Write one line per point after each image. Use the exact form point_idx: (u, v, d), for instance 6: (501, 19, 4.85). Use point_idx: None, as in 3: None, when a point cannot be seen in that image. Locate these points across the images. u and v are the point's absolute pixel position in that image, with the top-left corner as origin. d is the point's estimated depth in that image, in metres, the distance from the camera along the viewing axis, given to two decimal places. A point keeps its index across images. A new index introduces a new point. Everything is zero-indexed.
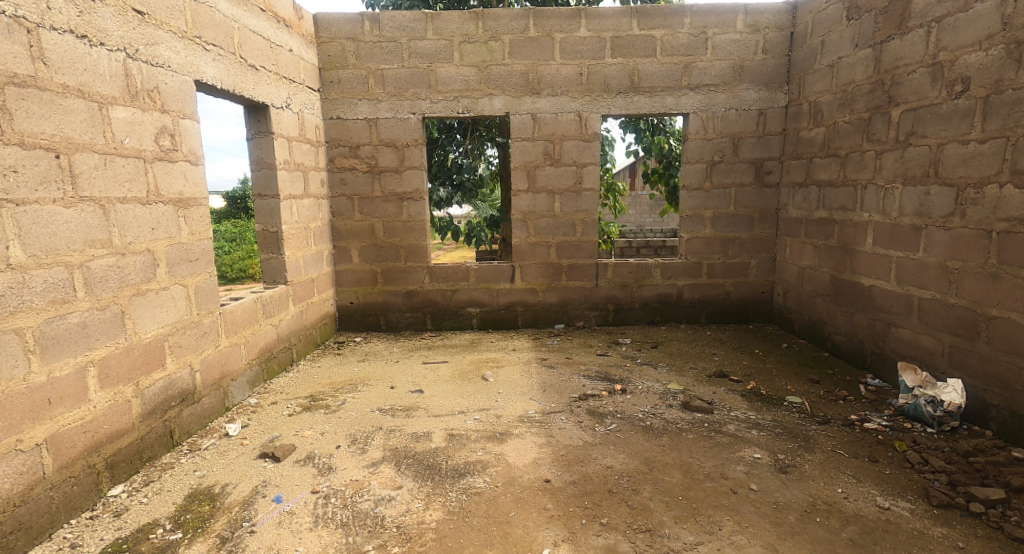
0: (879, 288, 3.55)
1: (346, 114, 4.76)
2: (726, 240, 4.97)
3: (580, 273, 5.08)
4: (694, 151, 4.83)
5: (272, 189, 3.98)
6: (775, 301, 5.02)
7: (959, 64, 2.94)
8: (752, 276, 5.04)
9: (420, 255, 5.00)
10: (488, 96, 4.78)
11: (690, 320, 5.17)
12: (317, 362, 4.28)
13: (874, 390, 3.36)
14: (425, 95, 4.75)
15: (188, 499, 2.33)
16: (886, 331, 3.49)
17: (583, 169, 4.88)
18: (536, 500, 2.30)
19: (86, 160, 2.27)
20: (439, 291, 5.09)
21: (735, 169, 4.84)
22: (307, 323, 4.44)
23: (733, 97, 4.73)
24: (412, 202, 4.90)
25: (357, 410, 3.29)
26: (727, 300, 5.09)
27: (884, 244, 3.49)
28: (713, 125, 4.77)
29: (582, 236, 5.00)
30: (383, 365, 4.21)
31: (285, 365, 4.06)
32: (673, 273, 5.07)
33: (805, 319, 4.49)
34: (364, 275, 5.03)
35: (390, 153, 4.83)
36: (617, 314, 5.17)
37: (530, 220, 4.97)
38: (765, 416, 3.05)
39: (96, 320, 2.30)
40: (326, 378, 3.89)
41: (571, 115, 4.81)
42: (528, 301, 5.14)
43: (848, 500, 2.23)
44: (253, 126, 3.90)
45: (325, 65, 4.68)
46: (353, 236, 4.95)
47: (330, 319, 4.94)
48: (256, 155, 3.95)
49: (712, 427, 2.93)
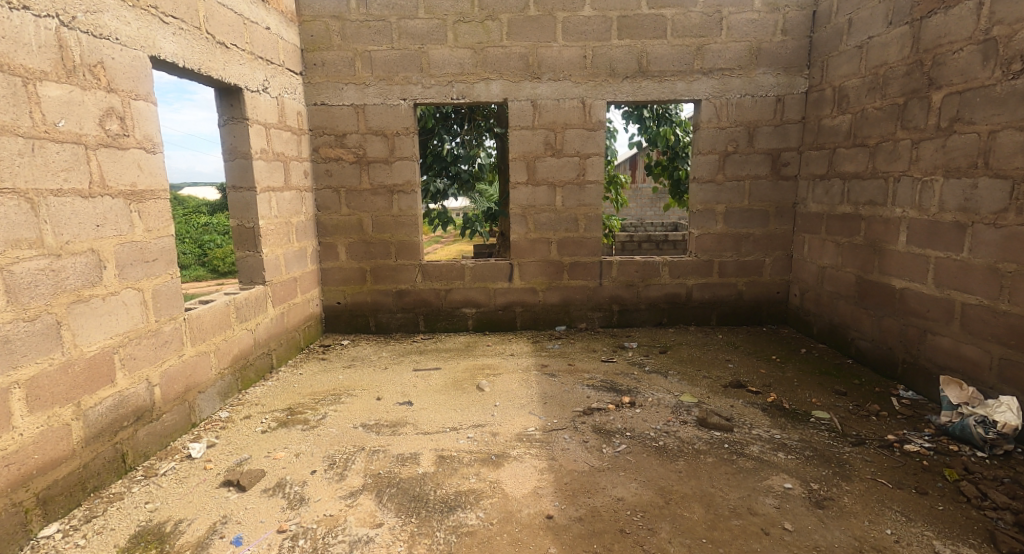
0: (912, 291, 3.24)
1: (330, 100, 4.41)
2: (739, 236, 4.65)
3: (583, 271, 4.75)
4: (706, 141, 4.49)
5: (247, 180, 3.63)
6: (791, 302, 4.70)
7: (1017, 40, 2.60)
8: (766, 275, 4.71)
9: (411, 252, 4.68)
10: (484, 80, 4.44)
11: (699, 322, 4.85)
12: (299, 369, 3.96)
13: (909, 404, 3.04)
14: (416, 80, 4.41)
15: (132, 540, 2.01)
16: (922, 338, 3.18)
17: (586, 160, 4.55)
18: (536, 541, 1.99)
19: (7, 145, 1.94)
20: (432, 290, 4.77)
21: (750, 160, 4.51)
22: (289, 326, 4.12)
23: (749, 82, 4.38)
24: (402, 195, 4.58)
25: (338, 426, 2.99)
26: (740, 301, 4.78)
27: (920, 242, 3.17)
28: (727, 113, 4.44)
29: (585, 232, 4.68)
30: (370, 373, 3.89)
31: (264, 373, 3.73)
32: (682, 271, 4.75)
33: (825, 322, 4.17)
34: (351, 273, 4.70)
35: (379, 142, 4.49)
36: (622, 315, 4.85)
37: (530, 215, 4.64)
38: (791, 435, 2.74)
39: (23, 334, 1.98)
40: (308, 388, 3.58)
41: (575, 101, 4.47)
42: (527, 301, 4.82)
43: (900, 545, 1.92)
44: (225, 111, 3.54)
45: (308, 46, 4.32)
46: (340, 231, 4.62)
47: (315, 320, 4.62)
48: (229, 143, 3.60)
49: (733, 448, 2.63)
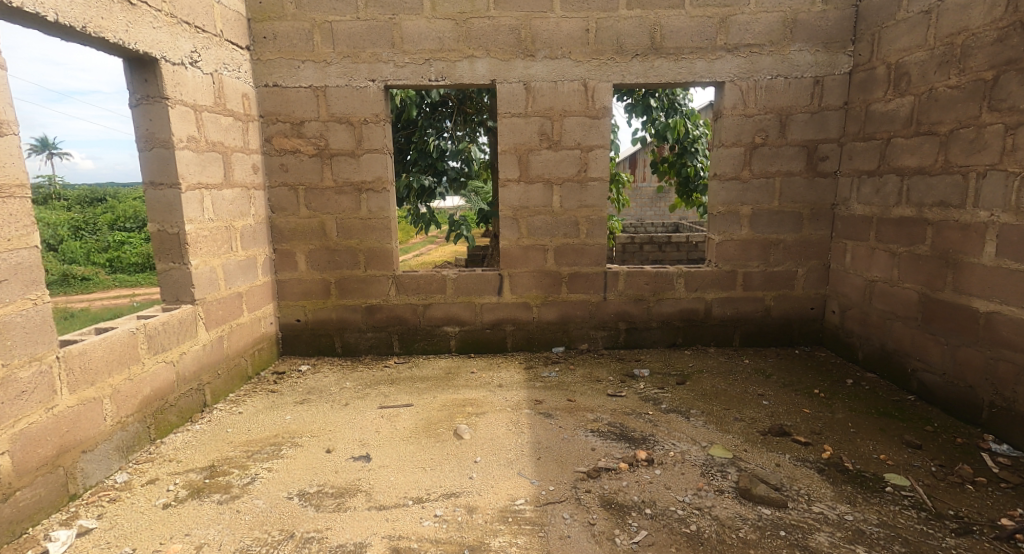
0: (1004, 316, 2.58)
1: (285, 81, 3.71)
2: (768, 243, 3.96)
3: (584, 283, 4.06)
4: (730, 130, 3.80)
5: (169, 174, 2.93)
6: (827, 320, 4.01)
7: None
8: (798, 289, 4.02)
9: (382, 261, 3.98)
10: (468, 58, 3.74)
11: (720, 343, 4.16)
12: (240, 405, 3.25)
13: (1008, 465, 2.37)
14: (386, 57, 3.72)
15: None
16: (1020, 377, 2.53)
17: (589, 154, 3.86)
18: None
19: None
20: (408, 306, 4.07)
21: (782, 154, 3.82)
22: (230, 353, 3.41)
23: (783, 60, 3.70)
24: (371, 194, 3.87)
25: (268, 495, 2.29)
26: (767, 318, 4.09)
27: (1017, 256, 2.52)
28: (755, 98, 3.75)
29: (587, 238, 3.98)
30: (325, 412, 3.18)
31: (193, 414, 3.02)
32: (700, 284, 4.05)
33: (874, 346, 3.49)
34: (313, 286, 3.99)
35: (343, 131, 3.79)
36: (629, 334, 4.16)
37: (522, 218, 3.94)
38: (868, 514, 2.06)
39: None
40: (243, 434, 2.87)
41: (575, 83, 3.77)
42: (519, 318, 4.12)
43: None
44: (138, 88, 2.83)
45: (257, 15, 3.62)
46: (299, 236, 3.92)
47: (269, 342, 3.91)
48: (144, 129, 2.89)
49: (794, 538, 1.94)
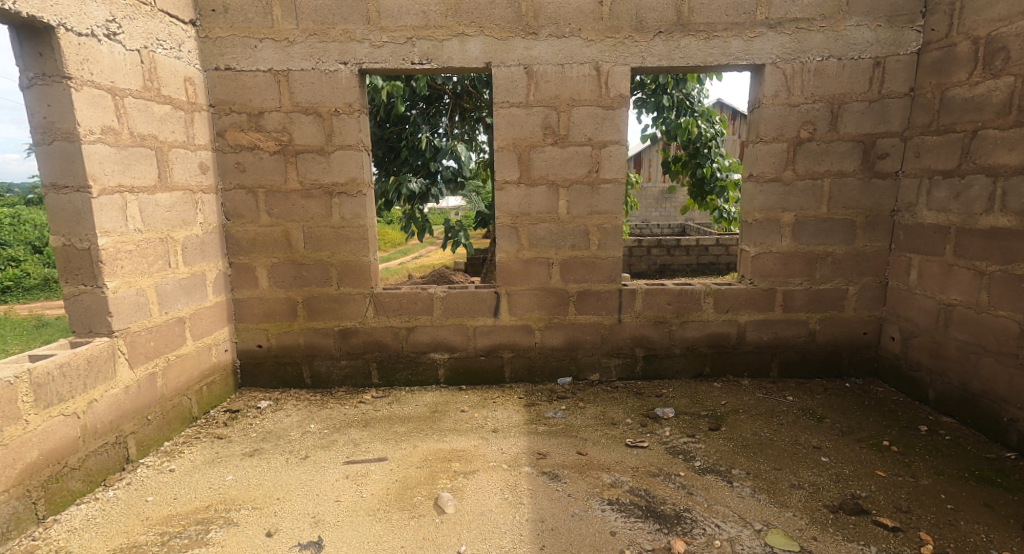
0: None
1: (239, 63, 3.10)
2: (816, 256, 3.32)
3: (595, 304, 3.44)
4: (770, 123, 3.18)
5: (74, 172, 2.32)
6: (884, 348, 3.38)
7: None
8: (849, 310, 3.38)
9: (358, 277, 3.36)
10: (458, 36, 3.13)
11: (756, 374, 3.52)
12: (174, 458, 2.64)
13: None
14: (361, 35, 3.11)
15: None
16: None
17: (602, 150, 3.24)
18: None
19: None
20: (389, 330, 3.45)
21: (833, 151, 3.19)
22: (166, 392, 2.79)
23: (836, 38, 3.07)
24: (344, 198, 3.26)
25: None
26: (812, 345, 3.45)
27: None
28: (802, 83, 3.13)
29: (599, 250, 3.36)
30: (277, 468, 2.55)
31: (108, 474, 2.42)
32: (733, 304, 3.42)
33: (951, 385, 2.88)
34: (276, 306, 3.38)
35: (309, 124, 3.18)
36: (648, 363, 3.53)
37: (522, 226, 3.32)
38: None
39: None
40: (165, 504, 2.26)
41: (585, 66, 3.15)
42: (519, 344, 3.50)
43: None
44: (32, 64, 2.24)
45: None
46: (258, 248, 3.31)
47: (223, 374, 3.29)
48: (40, 116, 2.29)
49: None
